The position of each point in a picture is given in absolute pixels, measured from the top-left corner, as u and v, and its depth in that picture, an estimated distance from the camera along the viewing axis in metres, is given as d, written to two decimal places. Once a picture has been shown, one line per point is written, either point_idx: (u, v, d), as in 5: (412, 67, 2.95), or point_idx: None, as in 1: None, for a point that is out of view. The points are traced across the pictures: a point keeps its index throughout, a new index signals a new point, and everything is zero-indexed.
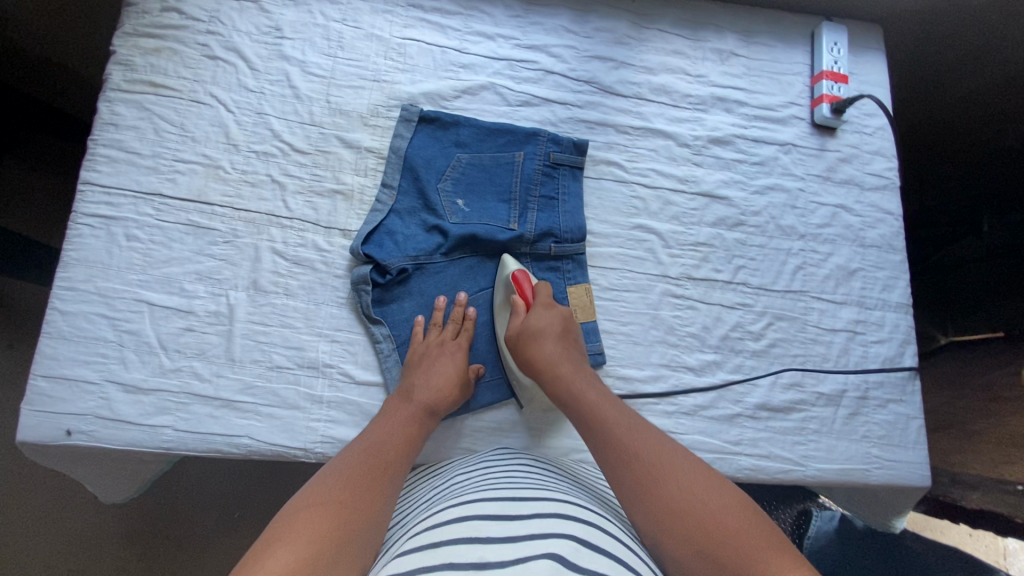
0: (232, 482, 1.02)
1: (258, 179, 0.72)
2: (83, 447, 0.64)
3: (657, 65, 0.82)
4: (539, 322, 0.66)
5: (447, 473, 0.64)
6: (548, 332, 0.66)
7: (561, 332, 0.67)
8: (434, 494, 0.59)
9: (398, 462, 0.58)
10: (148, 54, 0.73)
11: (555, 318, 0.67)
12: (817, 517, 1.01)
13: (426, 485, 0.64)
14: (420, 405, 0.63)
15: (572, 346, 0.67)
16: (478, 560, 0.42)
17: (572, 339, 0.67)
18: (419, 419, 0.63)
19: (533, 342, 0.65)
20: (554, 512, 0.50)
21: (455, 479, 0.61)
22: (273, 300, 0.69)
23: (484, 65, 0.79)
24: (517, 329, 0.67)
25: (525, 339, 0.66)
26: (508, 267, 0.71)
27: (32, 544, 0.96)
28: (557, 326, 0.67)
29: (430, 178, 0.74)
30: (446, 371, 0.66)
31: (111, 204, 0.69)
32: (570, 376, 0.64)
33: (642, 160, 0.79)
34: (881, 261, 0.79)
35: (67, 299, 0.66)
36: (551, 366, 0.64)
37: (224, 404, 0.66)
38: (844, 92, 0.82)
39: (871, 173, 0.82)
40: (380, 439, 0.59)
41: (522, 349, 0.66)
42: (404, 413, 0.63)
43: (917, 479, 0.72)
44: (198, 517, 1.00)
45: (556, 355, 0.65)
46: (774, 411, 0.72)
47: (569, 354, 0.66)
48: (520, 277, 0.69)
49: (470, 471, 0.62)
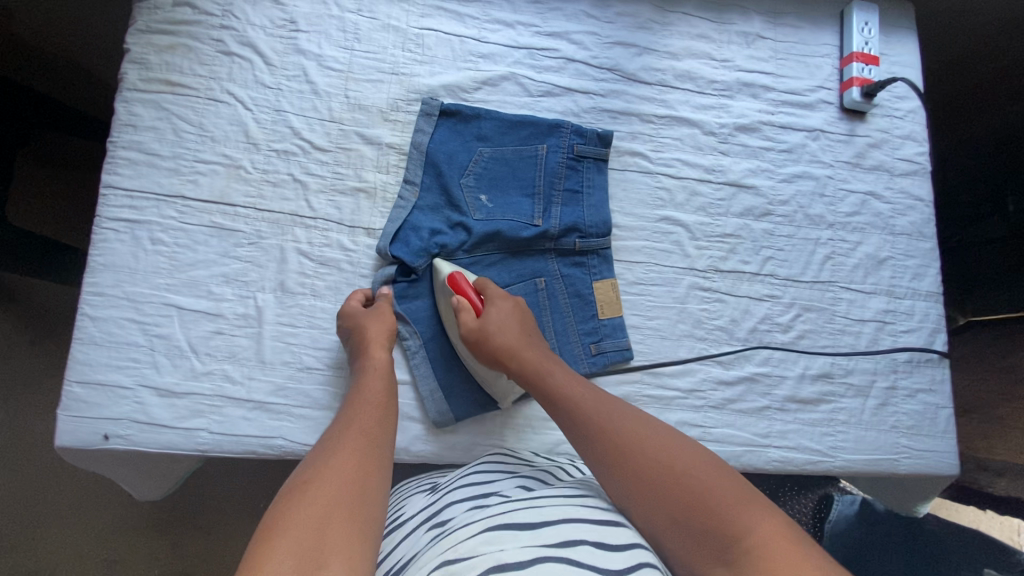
0: (263, 474, 1.04)
1: (280, 178, 0.71)
2: (121, 450, 0.65)
3: (681, 50, 0.80)
4: (496, 316, 0.65)
5: (445, 483, 0.62)
6: (506, 322, 0.65)
7: (517, 321, 0.66)
8: (429, 507, 0.58)
9: (381, 421, 0.57)
10: (163, 51, 0.71)
11: (509, 309, 0.67)
12: (837, 501, 1.01)
13: (424, 498, 0.61)
14: (382, 348, 0.64)
15: (530, 331, 0.66)
16: (496, 563, 0.41)
17: (527, 325, 0.66)
18: (384, 359, 0.64)
19: (492, 335, 0.63)
20: (564, 512, 0.49)
21: (454, 492, 0.58)
22: (301, 301, 0.69)
23: (504, 55, 0.77)
24: (474, 327, 0.64)
25: (486, 333, 0.63)
26: (443, 270, 0.68)
27: (68, 535, 0.99)
28: (512, 315, 0.66)
29: (452, 174, 0.73)
30: (367, 325, 0.64)
31: (134, 207, 0.68)
32: (534, 361, 0.62)
33: (667, 149, 0.77)
34: (911, 249, 0.78)
35: (96, 304, 0.66)
36: (512, 354, 0.63)
37: (256, 405, 0.66)
38: (875, 75, 0.80)
39: (901, 158, 0.80)
40: (357, 406, 0.58)
41: (484, 346, 0.64)
42: (378, 365, 0.63)
43: (945, 467, 0.72)
44: (230, 508, 1.03)
45: (517, 340, 0.64)
46: (802, 403, 0.72)
47: (531, 340, 0.65)
48: (458, 277, 0.67)
49: (468, 479, 0.60)
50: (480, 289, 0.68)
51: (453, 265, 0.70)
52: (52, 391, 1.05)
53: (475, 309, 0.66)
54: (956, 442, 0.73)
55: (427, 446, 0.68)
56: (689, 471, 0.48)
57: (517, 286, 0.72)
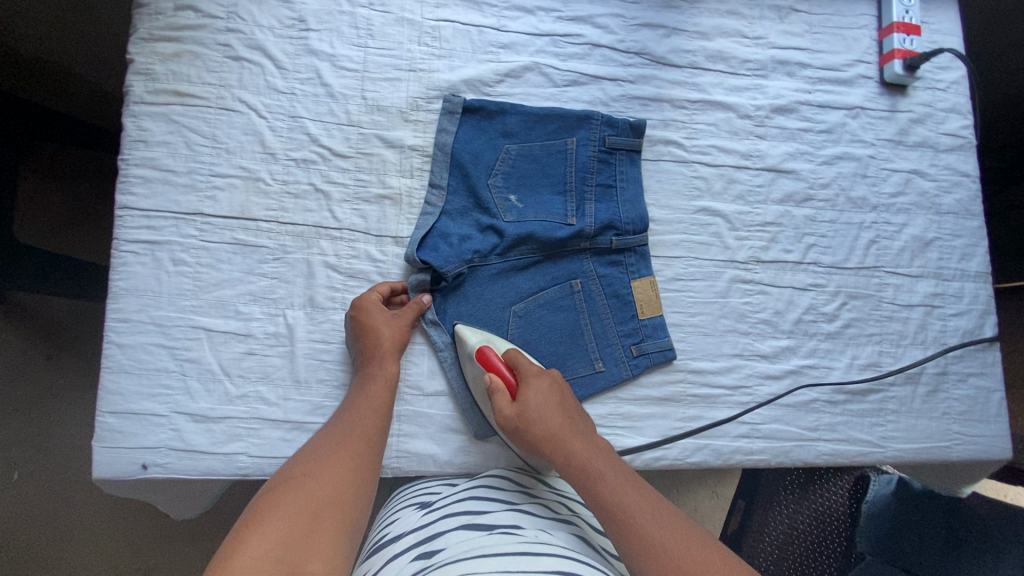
0: None
1: (301, 189, 0.68)
2: (160, 478, 0.63)
3: (711, 29, 0.76)
4: (535, 401, 0.60)
5: (437, 505, 0.60)
6: (546, 406, 0.60)
7: (558, 403, 0.61)
8: (413, 535, 0.56)
9: (372, 439, 0.57)
10: (168, 59, 0.67)
11: (548, 388, 0.62)
12: (875, 482, 0.91)
13: (414, 516, 0.59)
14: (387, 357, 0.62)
15: (572, 412, 0.62)
16: None
17: (570, 407, 0.62)
18: (388, 368, 0.62)
19: (532, 425, 0.59)
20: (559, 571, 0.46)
21: (446, 523, 0.56)
22: (332, 316, 0.67)
23: (526, 43, 0.73)
24: (512, 413, 0.60)
25: (524, 420, 0.59)
26: (471, 341, 0.64)
27: (106, 550, 0.99)
28: (552, 395, 0.62)
29: (479, 174, 0.70)
30: (382, 324, 0.62)
31: (152, 227, 0.65)
32: (579, 453, 0.59)
33: (701, 136, 0.74)
34: (958, 229, 0.75)
35: (122, 331, 0.64)
36: (555, 443, 0.59)
37: (295, 426, 0.65)
38: (917, 45, 0.75)
39: (945, 133, 0.76)
40: (355, 409, 0.58)
41: (523, 432, 0.60)
42: (382, 374, 0.61)
43: (998, 451, 0.70)
44: None
45: (559, 429, 0.60)
46: (851, 393, 0.70)
47: (575, 424, 0.61)
48: (488, 351, 0.62)
49: (464, 512, 0.57)
50: (513, 362, 0.63)
51: (480, 334, 0.66)
52: (79, 405, 1.04)
53: (509, 388, 0.62)
54: (1008, 425, 0.72)
55: (470, 457, 0.67)
56: None
57: (552, 290, 0.69)
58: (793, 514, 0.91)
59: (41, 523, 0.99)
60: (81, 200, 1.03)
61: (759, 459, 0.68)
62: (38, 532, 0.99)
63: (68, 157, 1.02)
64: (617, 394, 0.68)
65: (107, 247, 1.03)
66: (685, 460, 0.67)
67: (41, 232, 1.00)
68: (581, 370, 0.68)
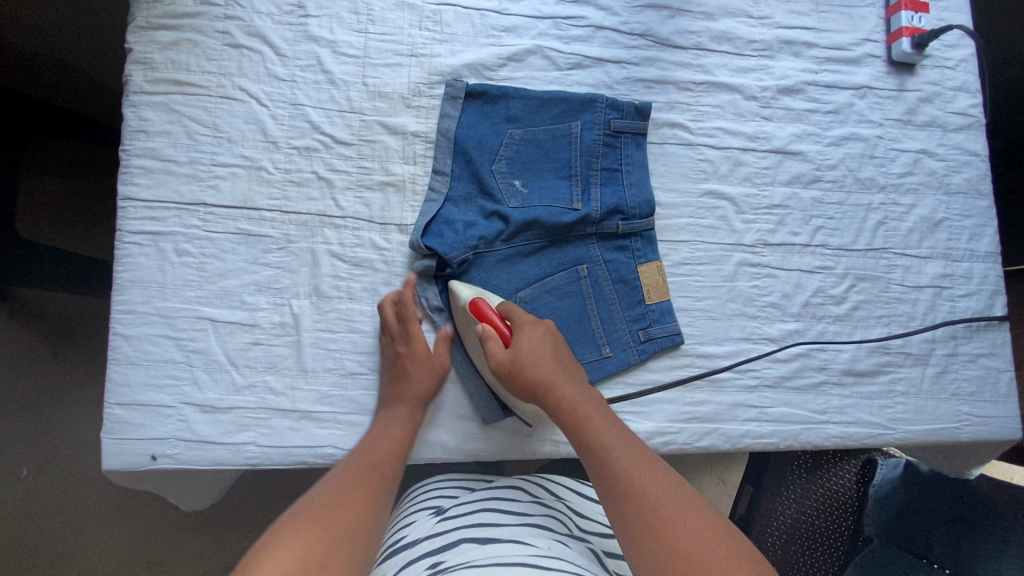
0: None
1: (304, 178, 0.68)
2: (169, 469, 0.63)
3: (716, 9, 0.74)
4: (526, 347, 0.60)
5: (451, 513, 0.61)
6: (538, 354, 0.60)
7: (550, 352, 0.61)
8: (426, 541, 0.57)
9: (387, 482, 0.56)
10: (167, 48, 0.66)
11: (541, 337, 0.62)
12: (882, 464, 0.92)
13: (429, 521, 0.60)
14: (410, 403, 0.63)
15: (565, 362, 0.62)
16: None
17: (563, 357, 0.62)
18: (410, 414, 0.63)
19: (523, 370, 0.59)
20: None
21: (461, 531, 0.56)
22: (337, 305, 0.67)
23: (528, 26, 0.72)
24: (504, 359, 0.60)
25: (515, 366, 0.59)
26: (465, 292, 0.64)
27: (117, 543, 1.00)
28: (545, 344, 0.62)
29: (483, 160, 0.69)
30: (409, 362, 0.63)
31: (155, 218, 0.65)
32: (568, 399, 0.59)
33: (707, 118, 0.73)
34: (967, 209, 0.74)
35: (128, 323, 0.63)
36: (544, 389, 0.60)
37: (303, 415, 0.65)
38: (925, 23, 0.74)
39: (954, 112, 0.75)
40: (374, 450, 0.59)
41: (512, 377, 0.60)
42: (403, 418, 0.62)
43: (1008, 432, 0.70)
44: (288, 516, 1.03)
45: (549, 375, 0.60)
46: (860, 375, 0.70)
47: (566, 373, 0.61)
48: (480, 303, 0.62)
49: (477, 521, 0.58)
50: (507, 312, 0.63)
51: (473, 287, 0.65)
52: (86, 401, 1.04)
53: (503, 336, 0.61)
54: (1018, 406, 0.71)
55: (479, 445, 0.67)
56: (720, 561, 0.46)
57: (559, 275, 0.68)
58: (800, 498, 0.91)
59: (52, 516, 1.00)
60: (83, 196, 1.02)
61: (768, 443, 0.68)
62: (48, 526, 0.99)
63: (69, 151, 1.01)
64: (624, 379, 0.68)
65: (112, 242, 1.03)
66: (694, 444, 0.67)
67: (42, 228, 1.00)
68: (588, 355, 0.68)
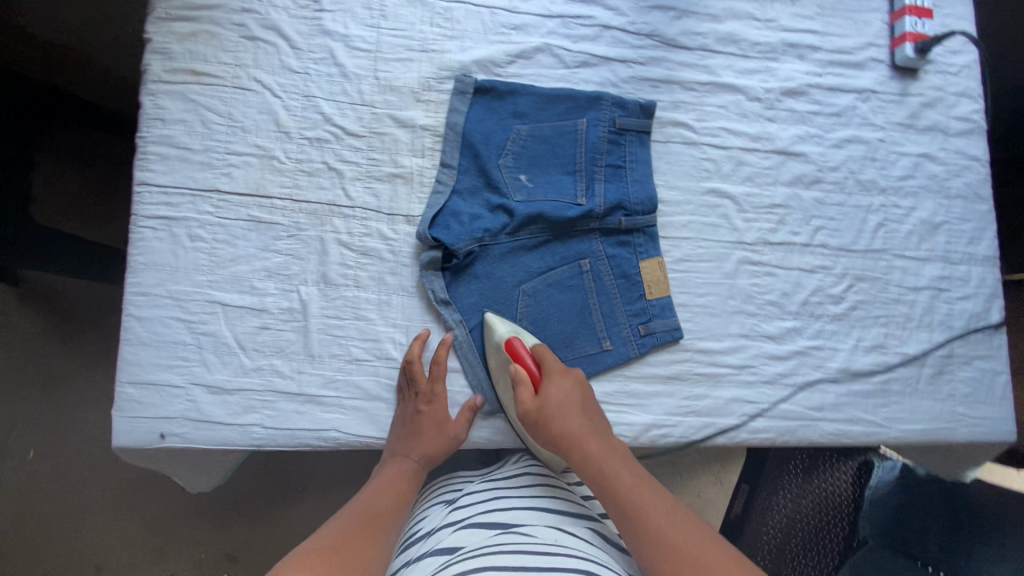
0: (332, 472, 1.05)
1: (315, 168, 0.69)
2: (176, 448, 0.65)
3: (723, 11, 0.76)
4: (556, 397, 0.62)
5: (462, 502, 0.64)
6: (567, 405, 0.62)
7: (579, 404, 0.63)
8: (439, 528, 0.61)
9: (388, 529, 0.58)
10: (185, 39, 0.68)
11: (570, 385, 0.64)
12: (877, 466, 0.93)
13: (441, 513, 0.64)
14: (415, 460, 0.65)
15: (594, 413, 0.64)
16: None
17: (591, 408, 0.64)
18: (414, 471, 0.65)
19: (553, 419, 0.61)
20: (573, 568, 0.50)
21: (470, 518, 0.60)
22: (344, 292, 0.68)
23: (537, 25, 0.74)
24: (533, 406, 0.62)
25: (545, 414, 0.61)
26: (498, 331, 0.66)
27: (121, 524, 1.02)
28: (574, 394, 0.63)
29: (490, 154, 0.70)
30: (425, 420, 0.65)
31: (170, 204, 0.67)
32: (597, 451, 0.61)
33: (711, 118, 0.74)
34: (967, 213, 0.75)
35: (141, 305, 0.65)
36: (573, 441, 0.61)
37: (308, 399, 0.66)
38: (928, 28, 0.75)
39: (956, 117, 0.76)
40: (378, 501, 0.61)
41: (541, 425, 0.62)
42: (405, 471, 0.65)
43: (1002, 434, 0.71)
44: (290, 503, 1.04)
45: (578, 427, 0.62)
46: (856, 374, 0.71)
47: (595, 425, 0.63)
48: (515, 342, 0.64)
49: (488, 506, 0.62)
50: (538, 357, 0.65)
51: (509, 325, 0.67)
52: (94, 387, 1.05)
53: (532, 382, 0.63)
54: (1013, 408, 0.72)
55: (482, 434, 0.69)
56: None
57: (562, 270, 0.70)
58: (796, 499, 0.92)
59: (58, 496, 1.02)
60: (97, 183, 1.04)
61: (764, 438, 0.69)
62: (54, 505, 1.01)
63: (84, 141, 1.03)
64: (623, 372, 0.69)
65: (127, 232, 1.06)
66: (691, 437, 0.68)
67: (58, 215, 1.02)
68: (589, 348, 0.69)
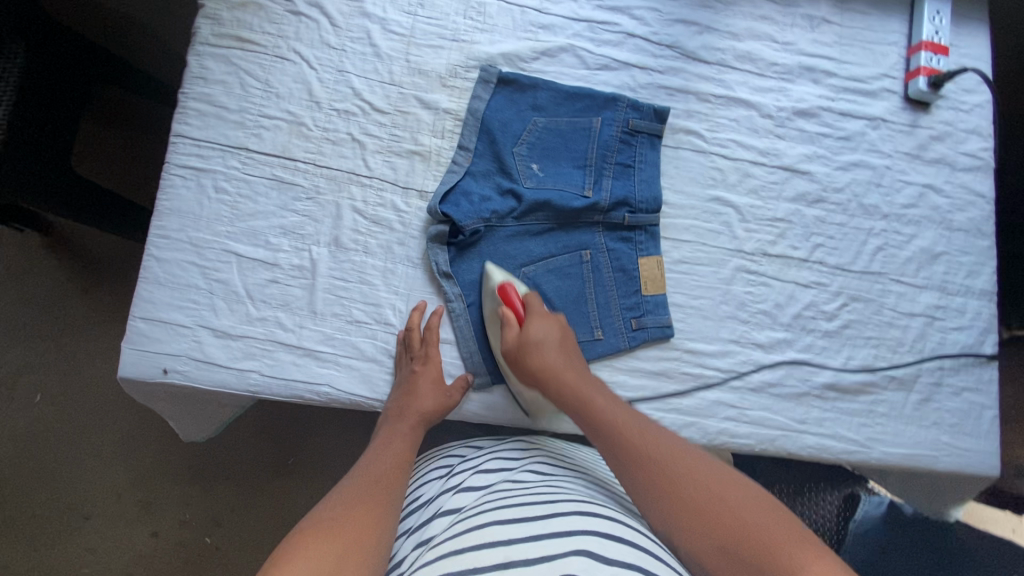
0: (319, 442, 1.08)
1: (340, 138, 0.73)
2: (176, 385, 0.68)
3: (743, 31, 0.79)
4: (537, 334, 0.65)
5: (458, 466, 0.66)
6: (548, 342, 0.65)
7: (559, 343, 0.66)
8: (438, 489, 0.63)
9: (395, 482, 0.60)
10: (235, 8, 0.74)
11: (551, 326, 0.67)
12: (865, 501, 0.90)
13: (436, 476, 0.67)
14: (413, 417, 0.66)
15: (572, 352, 0.67)
16: (503, 560, 0.46)
17: (570, 348, 0.67)
18: (412, 428, 0.66)
19: (533, 353, 0.64)
20: (574, 510, 0.53)
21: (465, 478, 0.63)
22: (352, 256, 0.71)
23: (565, 26, 0.77)
24: (516, 341, 0.65)
25: (526, 349, 0.64)
26: (493, 278, 0.69)
27: (114, 471, 1.05)
28: (555, 334, 0.67)
29: (506, 141, 0.74)
30: (418, 379, 0.67)
31: (201, 156, 0.71)
32: (574, 381, 0.64)
33: (722, 130, 0.77)
34: (967, 246, 0.76)
35: (162, 246, 0.69)
36: (553, 375, 0.64)
37: (306, 353, 0.69)
38: (943, 65, 0.78)
39: (965, 153, 0.78)
40: (382, 460, 0.62)
41: (522, 361, 0.65)
42: (403, 431, 0.65)
43: (985, 468, 0.71)
44: (275, 467, 1.07)
45: (557, 363, 0.65)
46: (843, 392, 0.72)
47: (572, 363, 0.66)
48: (508, 287, 0.68)
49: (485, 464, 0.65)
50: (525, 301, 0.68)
51: (504, 272, 0.71)
52: (106, 339, 1.10)
53: (516, 322, 0.67)
54: (999, 445, 0.72)
55: (474, 406, 0.71)
56: (743, 509, 0.50)
57: (563, 257, 0.72)
58: None
59: (59, 438, 1.05)
60: (135, 146, 1.10)
61: (744, 443, 0.70)
62: (54, 446, 1.05)
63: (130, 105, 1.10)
64: (612, 362, 0.71)
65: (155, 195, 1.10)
66: None
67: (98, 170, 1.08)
68: (580, 335, 0.71)
